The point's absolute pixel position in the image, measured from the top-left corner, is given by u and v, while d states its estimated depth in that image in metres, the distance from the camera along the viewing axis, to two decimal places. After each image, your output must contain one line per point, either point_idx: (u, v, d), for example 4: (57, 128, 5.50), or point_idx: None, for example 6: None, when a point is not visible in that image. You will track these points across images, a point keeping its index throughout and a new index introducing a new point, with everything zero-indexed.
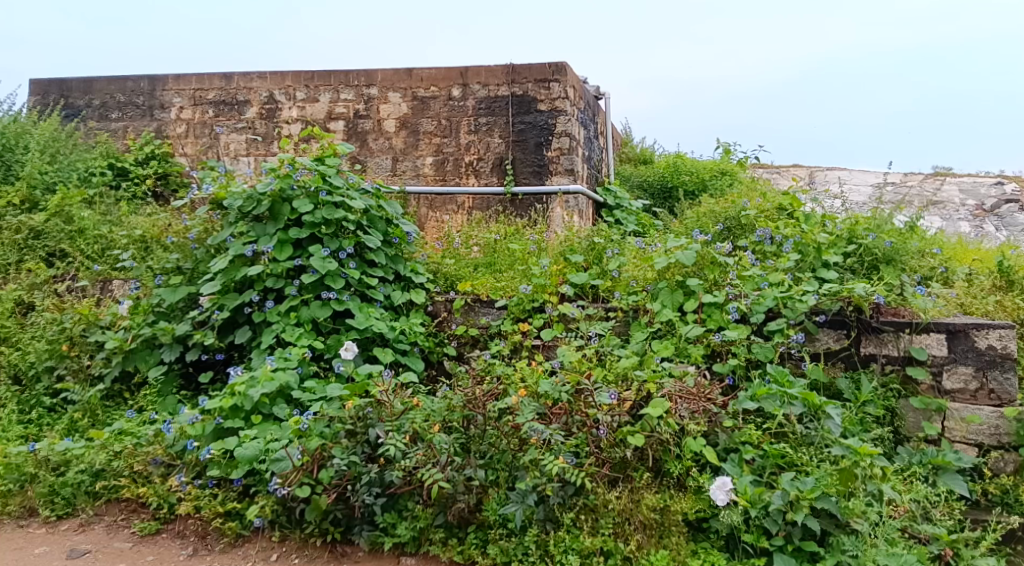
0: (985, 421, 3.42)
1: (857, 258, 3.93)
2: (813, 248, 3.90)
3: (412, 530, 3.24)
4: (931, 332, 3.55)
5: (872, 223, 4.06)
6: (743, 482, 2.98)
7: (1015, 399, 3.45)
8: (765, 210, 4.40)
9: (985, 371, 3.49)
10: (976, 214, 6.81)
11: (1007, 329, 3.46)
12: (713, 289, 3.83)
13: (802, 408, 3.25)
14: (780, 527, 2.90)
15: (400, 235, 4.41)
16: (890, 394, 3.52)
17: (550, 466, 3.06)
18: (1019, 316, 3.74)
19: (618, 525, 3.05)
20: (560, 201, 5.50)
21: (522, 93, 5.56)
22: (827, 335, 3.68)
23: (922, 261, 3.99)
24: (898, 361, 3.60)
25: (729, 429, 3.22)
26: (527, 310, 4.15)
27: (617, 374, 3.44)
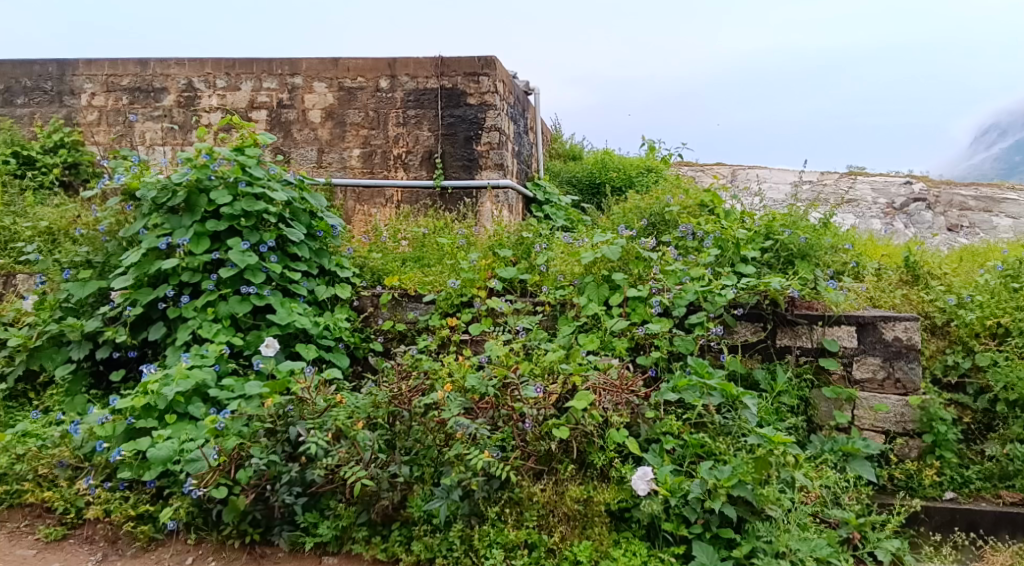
0: (892, 409, 3.58)
1: (774, 253, 4.06)
2: (732, 243, 4.02)
3: (334, 529, 3.20)
4: (842, 325, 3.69)
5: (789, 220, 4.18)
6: (664, 472, 3.04)
7: (919, 388, 3.60)
8: (688, 206, 4.50)
9: (892, 362, 3.64)
10: (886, 212, 7.12)
11: (911, 321, 3.62)
12: (637, 284, 3.89)
13: (720, 398, 3.34)
14: (699, 515, 2.98)
15: (324, 228, 4.30)
16: (803, 384, 3.66)
17: (475, 461, 3.06)
18: (925, 309, 3.91)
19: (542, 517, 3.07)
20: (490, 196, 5.50)
21: (451, 86, 5.52)
22: (745, 328, 3.79)
23: (836, 256, 4.15)
24: (812, 352, 3.73)
25: (650, 421, 3.29)
26: (455, 305, 4.12)
27: (544, 367, 3.44)
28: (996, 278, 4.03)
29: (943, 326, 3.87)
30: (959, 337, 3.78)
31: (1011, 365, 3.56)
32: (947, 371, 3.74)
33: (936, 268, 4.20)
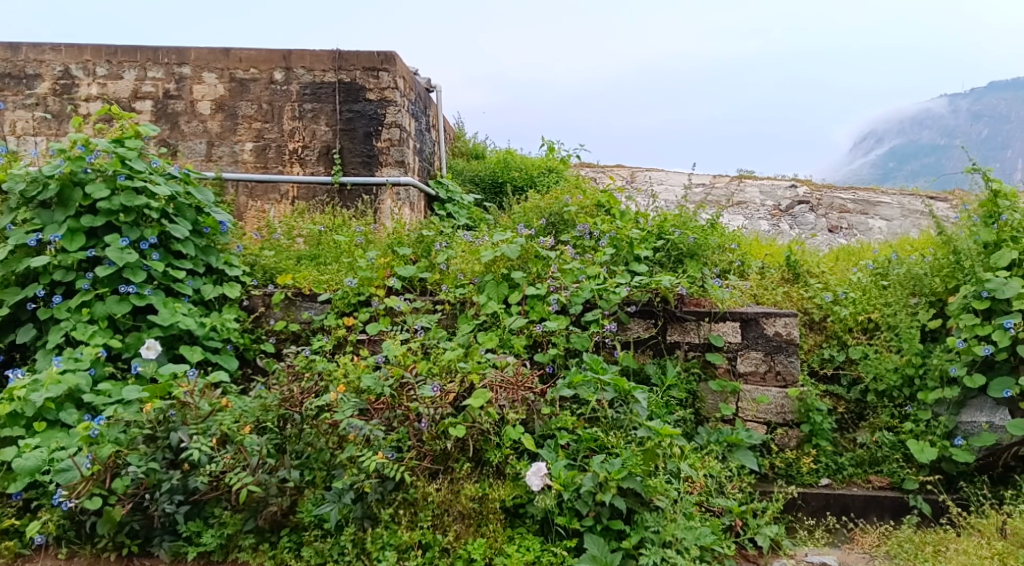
0: (773, 400, 3.75)
1: (665, 252, 4.19)
2: (626, 242, 4.12)
3: (219, 537, 3.08)
4: (727, 321, 3.84)
5: (679, 220, 4.32)
6: (558, 466, 3.10)
7: (798, 379, 3.80)
8: (585, 206, 4.57)
9: (773, 355, 3.82)
10: (773, 214, 7.49)
11: (790, 317, 3.81)
12: (535, 282, 3.92)
13: (613, 393, 3.39)
14: (591, 508, 3.02)
15: (212, 225, 4.13)
16: (691, 377, 3.80)
17: (368, 463, 3.01)
18: (804, 306, 4.16)
19: (437, 516, 3.05)
20: (390, 193, 5.43)
21: (350, 81, 5.41)
22: (638, 324, 3.89)
23: (724, 256, 4.37)
24: (699, 347, 3.87)
25: (545, 417, 3.32)
26: (351, 304, 4.03)
27: (442, 366, 3.41)
28: (867, 276, 4.30)
29: (820, 321, 4.12)
30: (834, 332, 4.03)
31: (879, 357, 3.80)
32: (823, 364, 3.97)
33: (814, 267, 4.48)
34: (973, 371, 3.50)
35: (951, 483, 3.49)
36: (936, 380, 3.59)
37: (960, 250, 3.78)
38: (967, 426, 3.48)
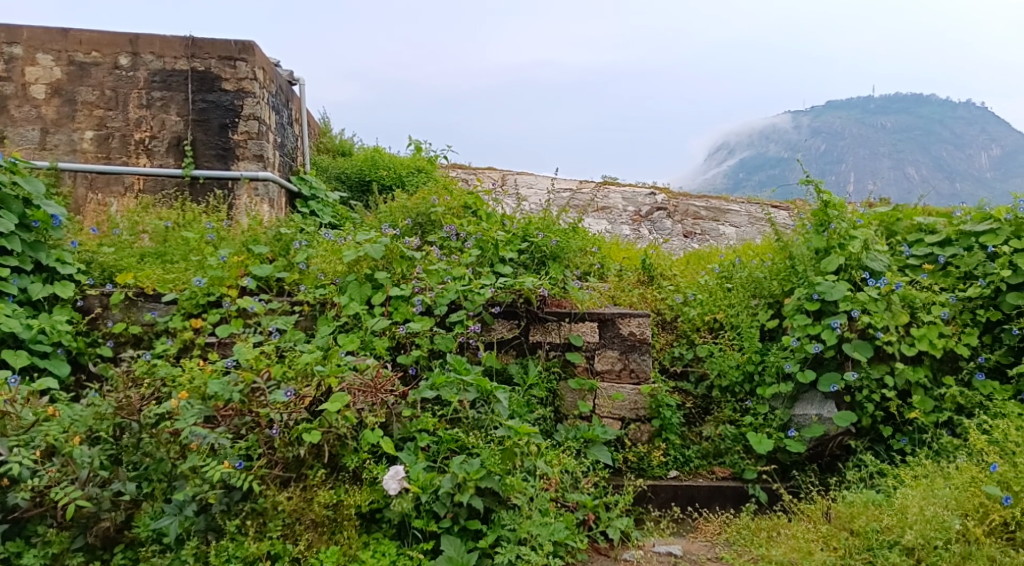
0: (627, 397, 3.89)
1: (529, 254, 4.24)
2: (492, 244, 4.14)
3: (42, 558, 2.83)
4: (586, 321, 3.97)
5: (543, 224, 4.39)
6: (417, 469, 3.04)
7: (650, 376, 3.96)
8: (452, 207, 4.54)
9: (627, 354, 3.97)
10: (634, 220, 7.83)
11: (644, 317, 3.97)
12: (400, 283, 3.86)
13: (475, 393, 3.36)
14: (448, 509, 2.99)
15: (42, 219, 3.84)
16: (552, 376, 3.87)
17: (211, 473, 2.87)
18: (657, 307, 4.43)
19: (287, 525, 2.93)
20: (247, 188, 5.19)
21: (204, 69, 5.14)
22: (501, 325, 3.94)
23: (584, 259, 4.50)
24: (560, 347, 3.96)
25: (405, 419, 3.26)
26: (200, 305, 3.82)
27: (298, 370, 3.25)
28: (714, 279, 4.55)
29: (671, 321, 4.40)
30: (684, 331, 4.29)
31: (723, 355, 4.04)
32: (674, 362, 4.22)
33: (666, 270, 4.75)
34: (805, 367, 3.77)
35: (785, 472, 3.74)
36: (773, 376, 3.85)
37: (794, 255, 4.10)
38: (800, 418, 3.75)
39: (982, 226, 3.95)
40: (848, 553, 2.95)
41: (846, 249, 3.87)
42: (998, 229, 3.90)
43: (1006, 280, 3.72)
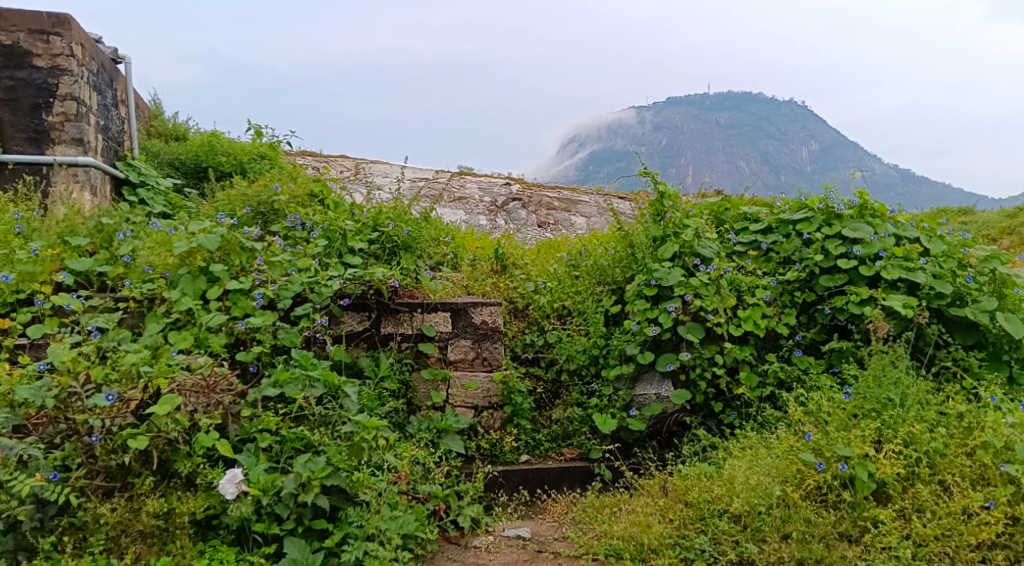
0: (479, 386, 3.93)
1: (380, 244, 4.13)
2: (339, 233, 3.99)
3: None
4: (438, 311, 3.94)
5: (394, 213, 4.32)
6: (257, 471, 2.90)
7: (502, 363, 4.00)
8: (297, 195, 4.36)
9: (480, 343, 3.99)
10: (490, 210, 7.92)
11: (495, 306, 4.00)
12: (238, 276, 3.67)
13: (322, 389, 3.23)
14: (291, 511, 2.88)
15: None
16: (404, 368, 3.81)
17: (20, 488, 2.62)
18: (509, 296, 4.46)
19: (111, 539, 2.73)
20: (65, 174, 4.75)
21: (11, 44, 4.64)
22: (351, 318, 3.84)
23: (437, 249, 4.48)
24: (412, 339, 3.90)
25: (244, 420, 3.10)
26: (8, 304, 3.48)
27: (122, 372, 3.01)
28: (563, 267, 4.67)
29: (523, 309, 4.46)
30: (534, 318, 4.39)
31: (570, 340, 4.18)
32: (525, 348, 4.30)
33: (518, 259, 4.80)
34: (645, 349, 3.95)
35: (628, 450, 3.91)
36: (616, 358, 4.01)
37: (635, 243, 4.28)
38: (640, 398, 3.99)
39: (799, 215, 4.28)
40: (683, 524, 3.11)
41: (680, 237, 4.08)
42: (812, 217, 4.24)
43: (819, 264, 4.05)
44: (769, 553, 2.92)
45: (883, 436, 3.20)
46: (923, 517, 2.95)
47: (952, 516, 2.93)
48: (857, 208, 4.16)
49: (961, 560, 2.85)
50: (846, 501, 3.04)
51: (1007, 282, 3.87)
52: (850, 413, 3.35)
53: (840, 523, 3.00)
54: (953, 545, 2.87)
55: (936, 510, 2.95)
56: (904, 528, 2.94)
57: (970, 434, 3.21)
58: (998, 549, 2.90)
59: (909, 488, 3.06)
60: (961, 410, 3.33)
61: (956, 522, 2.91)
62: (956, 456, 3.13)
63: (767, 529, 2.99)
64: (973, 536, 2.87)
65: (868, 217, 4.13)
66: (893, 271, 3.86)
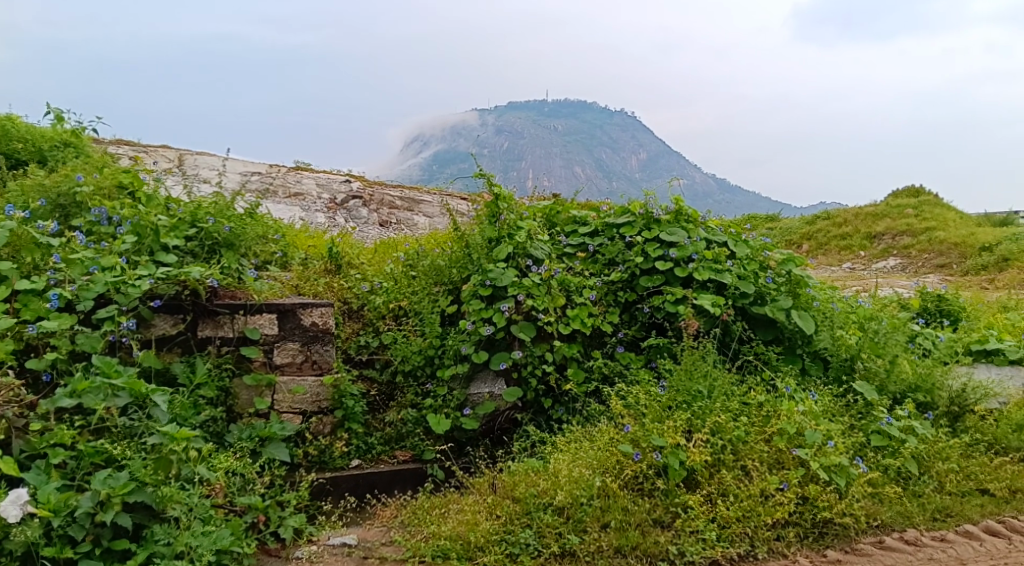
0: (308, 390, 3.77)
1: (198, 241, 3.89)
2: (151, 230, 3.71)
3: None
4: (263, 313, 3.75)
5: (215, 208, 4.06)
6: (47, 491, 2.65)
7: (333, 366, 3.88)
8: (103, 187, 3.99)
9: (309, 346, 3.84)
10: (329, 207, 7.69)
11: (326, 307, 3.87)
12: (30, 275, 3.37)
13: (127, 398, 2.98)
14: (87, 532, 2.64)
15: None
16: (224, 374, 3.60)
17: None
18: (344, 296, 4.35)
19: None
20: None
21: None
22: (164, 321, 3.58)
23: (264, 246, 4.27)
24: (233, 342, 3.70)
25: (32, 434, 2.82)
26: None
27: None
28: (399, 267, 4.58)
29: (358, 310, 4.36)
30: (369, 319, 4.30)
31: (406, 341, 4.12)
32: (360, 350, 4.20)
33: (354, 258, 4.67)
34: (479, 349, 3.98)
35: (461, 449, 3.92)
36: (451, 359, 4.02)
37: (470, 244, 4.32)
38: (474, 397, 3.96)
39: (622, 219, 4.52)
40: (509, 519, 3.14)
41: (514, 239, 4.15)
42: (634, 221, 4.48)
43: (639, 266, 4.29)
44: (589, 542, 3.03)
45: (693, 426, 3.46)
46: (728, 501, 3.18)
47: (752, 498, 3.18)
48: (672, 213, 4.44)
49: (759, 538, 3.11)
50: (659, 489, 3.23)
51: (800, 282, 4.26)
52: (664, 405, 3.57)
53: (654, 510, 3.17)
54: (752, 525, 3.13)
55: (738, 494, 3.19)
56: (711, 511, 3.15)
57: (767, 421, 3.51)
58: (790, 526, 3.18)
59: (715, 474, 3.29)
60: (761, 400, 3.63)
61: (755, 504, 3.16)
62: (755, 442, 3.40)
63: (588, 520, 3.10)
64: (768, 516, 3.14)
65: (682, 222, 4.42)
66: (704, 272, 4.15)
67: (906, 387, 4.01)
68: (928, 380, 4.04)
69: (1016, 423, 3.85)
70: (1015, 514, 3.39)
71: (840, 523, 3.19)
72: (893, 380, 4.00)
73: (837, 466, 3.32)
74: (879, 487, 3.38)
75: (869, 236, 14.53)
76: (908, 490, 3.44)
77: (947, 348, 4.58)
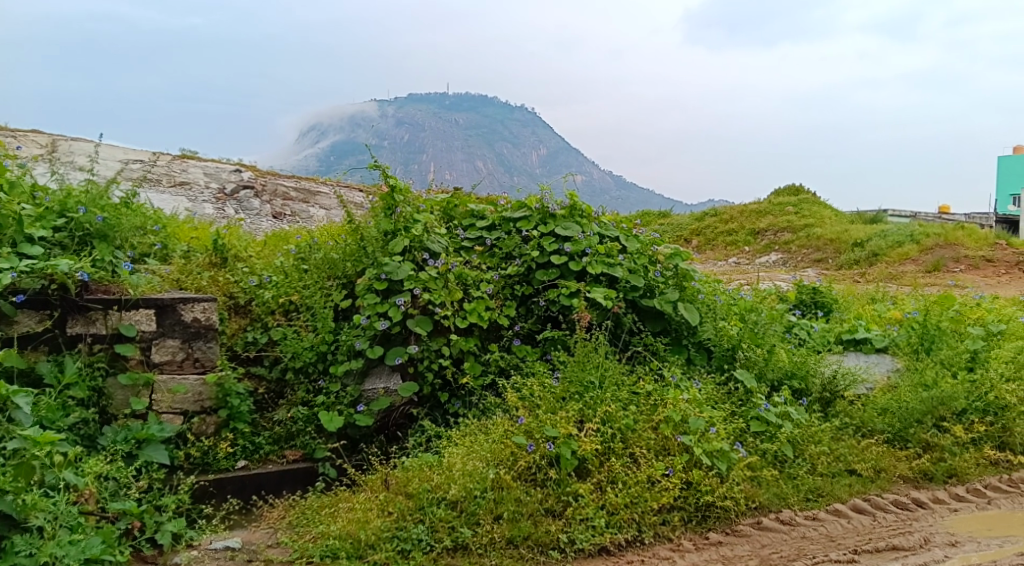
0: (189, 389, 3.60)
1: (67, 232, 3.65)
2: (13, 219, 3.47)
3: None
4: (140, 308, 3.55)
5: (87, 197, 3.82)
6: None
7: (216, 364, 3.72)
8: None
9: (190, 342, 3.66)
10: (218, 198, 7.43)
11: (209, 302, 3.68)
12: None
13: None
14: None
15: None
16: (96, 372, 3.41)
17: None
18: (229, 291, 4.18)
19: None
20: None
21: None
22: (27, 317, 3.37)
23: (142, 238, 4.05)
24: (106, 339, 3.49)
25: None
26: None
27: None
28: (290, 260, 4.44)
29: (245, 305, 4.21)
30: (257, 315, 4.16)
31: (297, 337, 4.00)
32: (247, 347, 4.05)
33: (241, 250, 4.51)
34: (374, 344, 3.91)
35: (354, 446, 3.83)
36: (344, 354, 3.92)
37: (364, 236, 4.20)
38: (368, 393, 3.88)
39: (518, 213, 4.55)
40: (401, 516, 3.11)
41: (410, 232, 4.11)
42: (530, 216, 4.52)
43: (536, 259, 4.33)
44: (482, 535, 3.03)
45: (585, 415, 3.54)
46: (616, 487, 3.27)
47: (640, 484, 3.28)
48: (567, 208, 4.51)
49: (645, 523, 3.20)
50: (551, 479, 3.28)
51: (686, 275, 4.43)
52: (558, 396, 3.63)
53: (545, 499, 3.21)
54: (639, 511, 3.22)
55: (627, 480, 3.28)
56: (600, 498, 3.23)
57: (655, 409, 3.62)
58: (675, 511, 3.29)
59: (605, 462, 3.37)
60: (649, 389, 3.75)
61: (642, 490, 3.26)
62: (643, 430, 3.50)
63: (482, 512, 3.11)
64: (654, 501, 3.24)
65: (577, 217, 4.49)
66: (597, 266, 4.23)
67: (782, 374, 4.24)
68: (803, 367, 4.28)
69: (880, 407, 4.13)
70: (879, 492, 3.64)
71: (721, 505, 3.32)
72: (771, 368, 4.23)
73: (719, 451, 3.48)
74: (758, 471, 3.55)
75: (753, 232, 15.26)
76: (783, 472, 3.64)
77: (820, 338, 4.87)
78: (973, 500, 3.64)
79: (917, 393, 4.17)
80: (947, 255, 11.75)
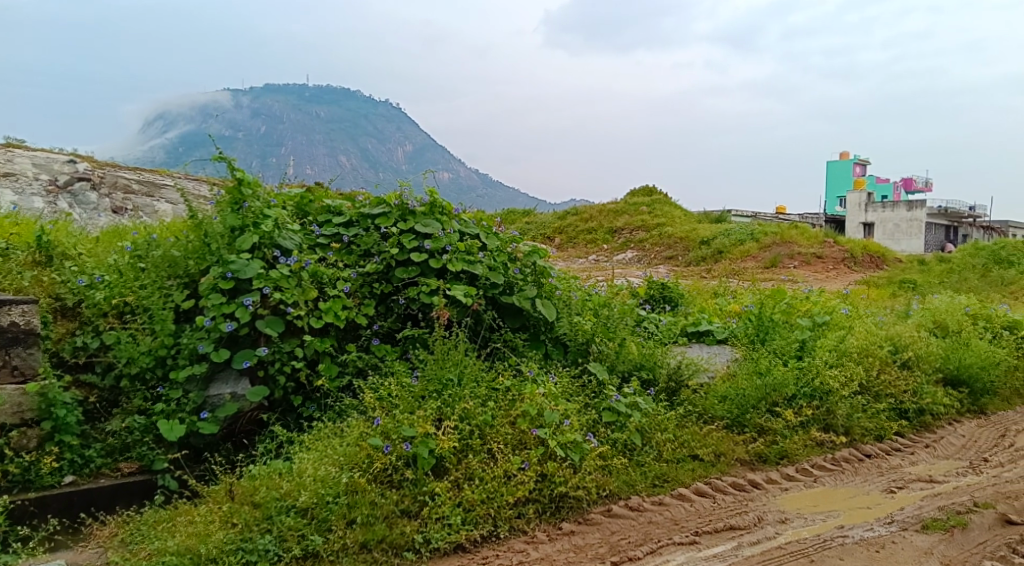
0: (7, 400, 3.31)
1: None
2: None
3: None
4: None
5: None
6: None
7: (38, 372, 3.48)
8: None
9: (8, 349, 3.41)
10: (48, 190, 6.85)
11: (30, 305, 3.48)
12: None
13: None
14: None
15: None
16: None
17: None
18: (54, 292, 3.89)
19: None
20: None
21: None
22: None
23: None
24: None
25: None
26: None
27: None
28: (125, 258, 4.15)
29: (73, 307, 3.91)
30: (87, 317, 3.84)
31: (132, 341, 3.73)
32: (76, 353, 3.75)
33: (69, 248, 4.19)
34: (219, 346, 3.71)
35: (198, 456, 3.63)
36: (186, 358, 3.69)
37: (209, 233, 3.98)
38: (214, 398, 3.64)
39: (377, 210, 4.48)
40: (247, 526, 2.97)
41: (259, 228, 3.93)
42: (389, 212, 4.46)
43: (395, 257, 4.27)
44: (333, 541, 2.97)
45: (443, 414, 3.54)
46: (473, 484, 3.29)
47: (496, 480, 3.33)
48: (427, 205, 4.46)
49: (501, 518, 3.24)
50: (408, 480, 3.25)
51: (543, 272, 4.54)
52: (417, 394, 3.61)
53: (401, 500, 3.18)
54: (494, 506, 3.25)
55: (483, 476, 3.32)
56: (457, 496, 3.24)
57: (513, 404, 3.69)
58: (530, 503, 3.35)
59: (462, 459, 3.38)
60: (507, 385, 3.80)
61: (498, 485, 3.31)
62: (501, 425, 3.56)
63: (334, 518, 3.04)
64: (510, 495, 3.29)
65: (437, 214, 4.45)
66: (457, 264, 4.23)
67: (632, 366, 4.46)
68: (651, 359, 4.50)
69: (720, 394, 4.41)
70: (719, 475, 3.88)
71: (574, 496, 3.42)
72: (621, 360, 4.44)
73: (572, 442, 3.58)
74: (609, 460, 3.69)
75: (610, 230, 15.84)
76: (632, 460, 3.80)
77: (667, 330, 5.14)
78: (801, 479, 3.96)
79: (753, 381, 4.49)
80: (783, 252, 12.75)
